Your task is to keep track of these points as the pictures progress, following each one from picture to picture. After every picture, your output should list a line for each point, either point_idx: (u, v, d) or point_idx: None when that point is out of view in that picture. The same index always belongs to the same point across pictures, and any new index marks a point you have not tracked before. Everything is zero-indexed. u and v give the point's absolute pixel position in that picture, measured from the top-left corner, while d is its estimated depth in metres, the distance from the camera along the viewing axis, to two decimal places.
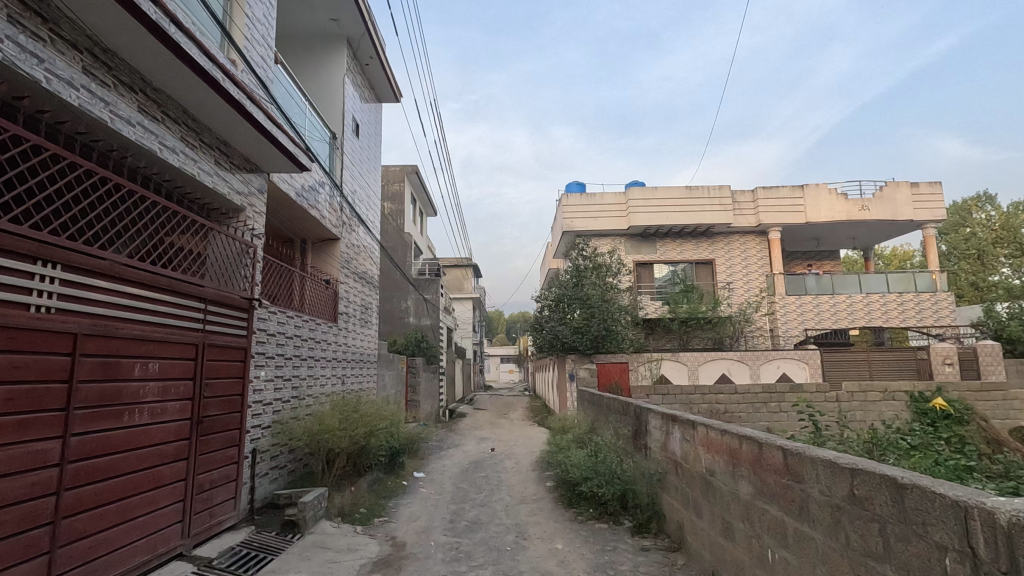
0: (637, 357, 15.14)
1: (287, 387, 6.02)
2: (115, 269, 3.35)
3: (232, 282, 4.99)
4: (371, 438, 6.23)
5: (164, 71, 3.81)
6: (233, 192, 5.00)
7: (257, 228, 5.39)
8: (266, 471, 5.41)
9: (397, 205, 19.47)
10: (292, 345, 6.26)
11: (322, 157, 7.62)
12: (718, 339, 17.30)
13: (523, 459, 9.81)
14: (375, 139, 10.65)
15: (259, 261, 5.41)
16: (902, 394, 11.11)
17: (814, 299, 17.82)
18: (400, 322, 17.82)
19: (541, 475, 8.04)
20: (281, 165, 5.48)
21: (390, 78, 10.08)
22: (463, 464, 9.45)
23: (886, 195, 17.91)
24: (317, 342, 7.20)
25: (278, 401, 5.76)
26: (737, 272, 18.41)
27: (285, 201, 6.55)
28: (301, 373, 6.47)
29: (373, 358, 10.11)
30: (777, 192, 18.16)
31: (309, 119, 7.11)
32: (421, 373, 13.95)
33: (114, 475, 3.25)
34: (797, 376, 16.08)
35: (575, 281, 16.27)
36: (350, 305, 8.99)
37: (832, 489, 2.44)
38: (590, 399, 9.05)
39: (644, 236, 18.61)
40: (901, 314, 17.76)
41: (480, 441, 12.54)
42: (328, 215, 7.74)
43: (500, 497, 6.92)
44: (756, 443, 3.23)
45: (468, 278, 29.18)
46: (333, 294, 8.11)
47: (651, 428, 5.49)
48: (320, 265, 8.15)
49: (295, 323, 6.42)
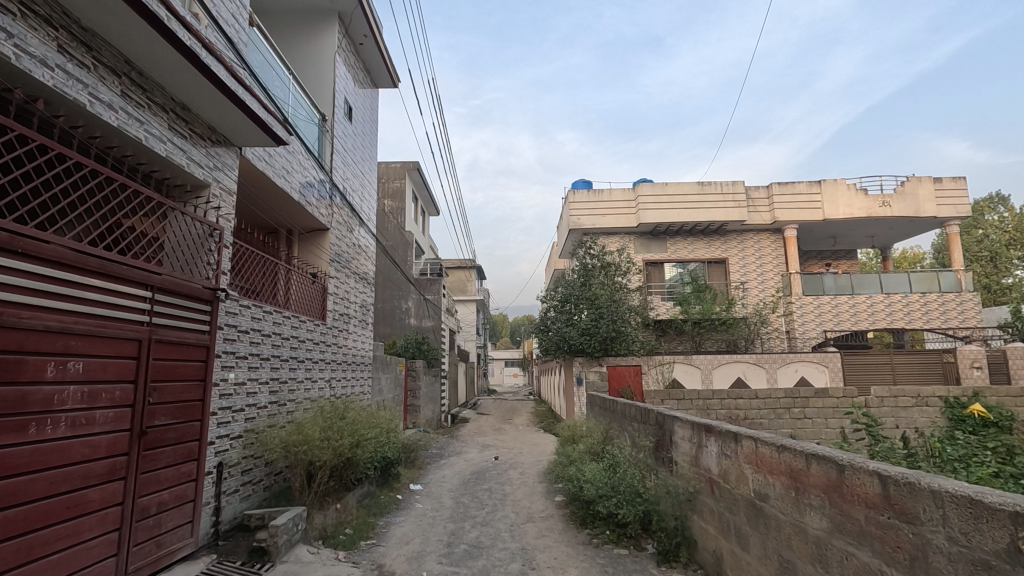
0: (649, 360, 14.41)
1: (264, 390, 5.32)
2: (17, 241, 2.65)
3: (192, 269, 4.25)
4: (359, 449, 5.50)
5: (94, 5, 3.01)
6: (196, 166, 4.24)
7: (226, 210, 4.65)
8: (235, 488, 4.70)
9: (399, 203, 18.78)
10: (270, 345, 5.54)
11: (310, 141, 6.95)
12: (732, 341, 16.51)
13: (529, 470, 9.09)
14: (370, 127, 10.00)
15: (227, 247, 4.68)
16: (935, 399, 10.39)
17: (832, 299, 17.06)
18: (399, 323, 17.11)
19: (550, 490, 7.31)
20: (254, 137, 4.73)
21: (386, 59, 9.43)
22: (464, 475, 8.72)
23: (907, 191, 17.16)
24: (302, 342, 6.47)
25: (251, 407, 5.04)
26: (751, 271, 17.69)
27: (265, 190, 5.90)
28: (281, 376, 5.76)
29: (368, 360, 9.39)
30: (793, 187, 17.38)
31: (293, 97, 6.47)
32: (421, 376, 13.24)
33: (14, 504, 2.57)
34: (817, 380, 15.16)
35: (582, 280, 15.51)
36: (343, 304, 8.27)
37: (975, 539, 1.73)
38: (602, 405, 8.34)
39: (654, 234, 17.89)
40: (924, 315, 16.96)
41: (484, 448, 11.84)
42: (317, 204, 7.03)
43: (503, 515, 6.17)
44: (830, 464, 2.52)
45: (471, 279, 28.55)
46: (322, 290, 7.41)
47: (678, 438, 4.78)
48: (307, 258, 7.46)
49: (274, 319, 5.70)
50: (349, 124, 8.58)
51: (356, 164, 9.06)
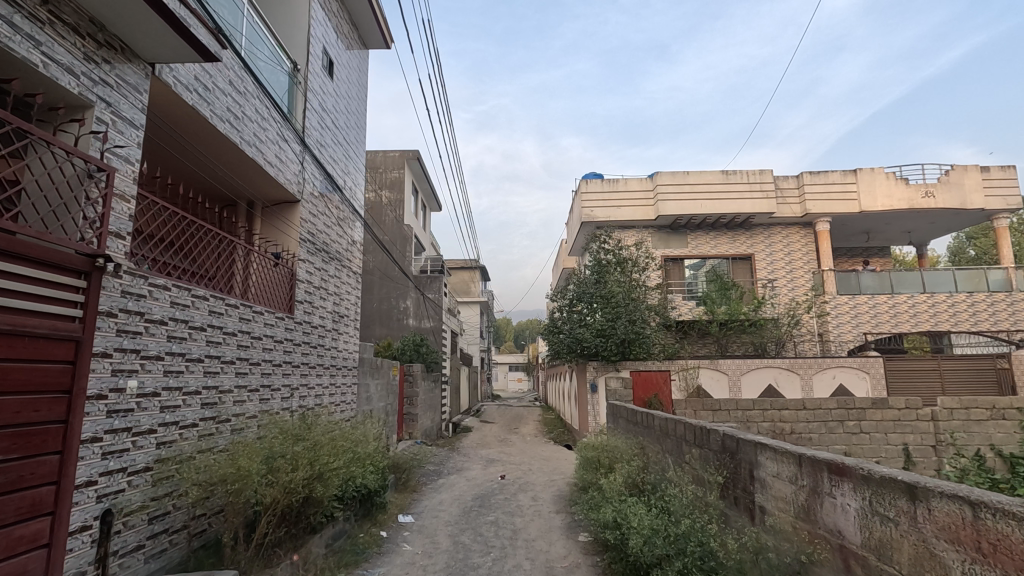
0: (673, 363, 12.97)
1: (192, 403, 3.89)
2: None
3: (55, 225, 2.83)
4: (320, 484, 4.07)
5: None
6: (64, 70, 2.80)
7: (123, 144, 3.19)
8: (137, 544, 3.30)
9: (398, 193, 17.33)
10: (203, 342, 4.08)
11: (273, 89, 5.55)
12: (760, 344, 14.92)
13: (542, 494, 7.64)
14: (359, 92, 8.61)
15: (127, 199, 3.25)
16: (1014, 412, 9.02)
17: (870, 299, 15.64)
18: (397, 324, 15.64)
19: (573, 527, 5.86)
20: (163, 43, 3.26)
21: (375, 10, 8.09)
22: (466, 502, 7.24)
23: (952, 180, 15.69)
24: (257, 340, 5.01)
25: (168, 426, 3.60)
26: (779, 267, 16.23)
27: (203, 141, 4.43)
28: (221, 384, 4.31)
29: (353, 365, 7.89)
30: (826, 176, 15.94)
31: (248, 27, 5.09)
32: (419, 382, 11.86)
33: None
34: (858, 388, 13.70)
35: (596, 277, 14.09)
36: (323, 295, 6.82)
37: None
38: (633, 420, 6.94)
39: (673, 228, 16.47)
40: (971, 317, 15.50)
41: (487, 464, 10.38)
42: (285, 168, 5.61)
43: (512, 566, 4.70)
44: None
45: (475, 280, 27.17)
46: (289, 275, 5.94)
47: (770, 475, 3.31)
48: (272, 237, 6.01)
49: (211, 305, 4.24)
50: (330, 82, 7.20)
51: (339, 130, 7.61)
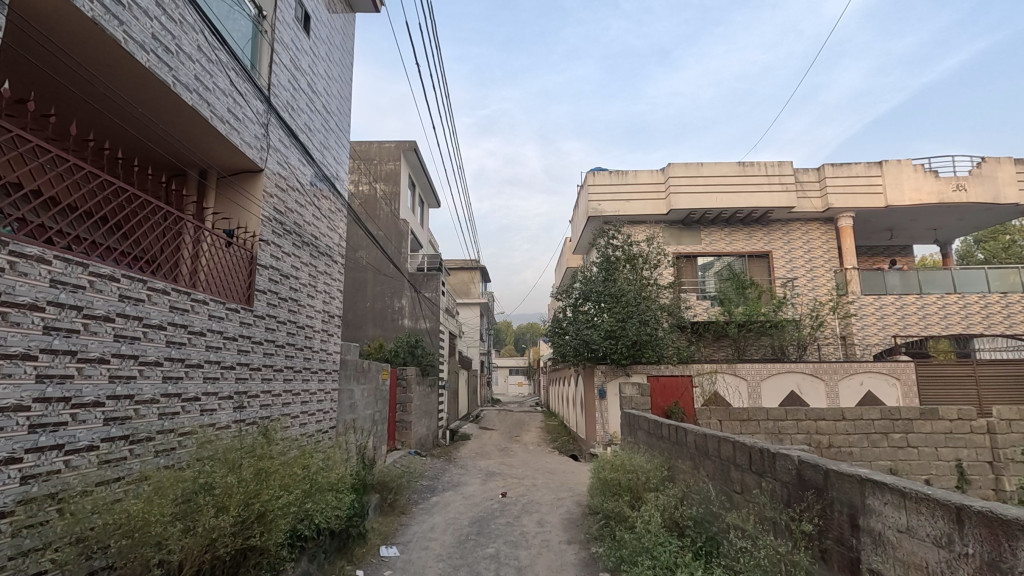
0: (690, 367, 11.95)
1: (88, 421, 2.85)
2: None
3: None
4: (260, 527, 3.05)
5: None
6: None
7: None
8: None
9: (393, 187, 16.07)
10: (109, 337, 3.04)
11: (226, 30, 4.54)
12: (779, 347, 13.95)
13: (549, 517, 6.62)
14: (343, 59, 7.61)
15: None
16: None
17: (897, 300, 14.65)
18: (391, 325, 14.65)
19: (591, 567, 4.79)
20: None
21: None
22: (461, 527, 6.20)
23: (985, 172, 14.67)
24: (201, 335, 3.99)
25: (38, 452, 2.57)
26: (799, 265, 15.22)
27: (119, 74, 3.42)
28: (137, 393, 3.27)
29: (332, 369, 6.81)
30: (850, 169, 14.96)
31: None
32: (413, 388, 10.87)
33: None
34: (886, 397, 12.61)
35: (605, 275, 13.08)
36: (294, 286, 5.77)
37: None
38: (657, 433, 5.92)
39: (686, 223, 15.46)
40: (1005, 319, 14.49)
41: (487, 477, 9.34)
42: (242, 128, 4.59)
43: None
44: None
45: (475, 281, 26.23)
46: (248, 259, 4.91)
47: (892, 529, 2.31)
48: (227, 212, 4.98)
49: (125, 287, 3.22)
50: (305, 38, 6.18)
51: (316, 94, 6.55)
